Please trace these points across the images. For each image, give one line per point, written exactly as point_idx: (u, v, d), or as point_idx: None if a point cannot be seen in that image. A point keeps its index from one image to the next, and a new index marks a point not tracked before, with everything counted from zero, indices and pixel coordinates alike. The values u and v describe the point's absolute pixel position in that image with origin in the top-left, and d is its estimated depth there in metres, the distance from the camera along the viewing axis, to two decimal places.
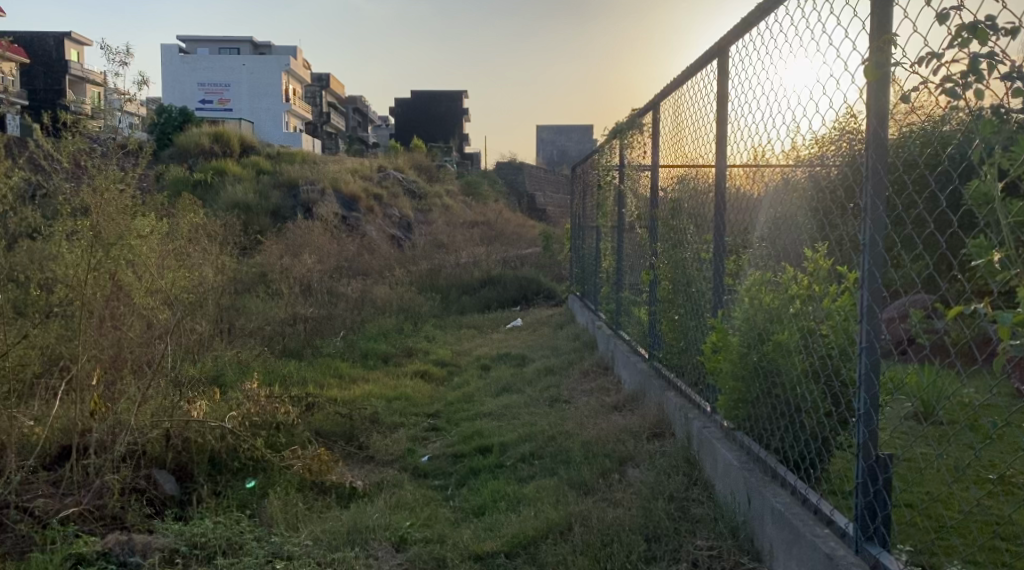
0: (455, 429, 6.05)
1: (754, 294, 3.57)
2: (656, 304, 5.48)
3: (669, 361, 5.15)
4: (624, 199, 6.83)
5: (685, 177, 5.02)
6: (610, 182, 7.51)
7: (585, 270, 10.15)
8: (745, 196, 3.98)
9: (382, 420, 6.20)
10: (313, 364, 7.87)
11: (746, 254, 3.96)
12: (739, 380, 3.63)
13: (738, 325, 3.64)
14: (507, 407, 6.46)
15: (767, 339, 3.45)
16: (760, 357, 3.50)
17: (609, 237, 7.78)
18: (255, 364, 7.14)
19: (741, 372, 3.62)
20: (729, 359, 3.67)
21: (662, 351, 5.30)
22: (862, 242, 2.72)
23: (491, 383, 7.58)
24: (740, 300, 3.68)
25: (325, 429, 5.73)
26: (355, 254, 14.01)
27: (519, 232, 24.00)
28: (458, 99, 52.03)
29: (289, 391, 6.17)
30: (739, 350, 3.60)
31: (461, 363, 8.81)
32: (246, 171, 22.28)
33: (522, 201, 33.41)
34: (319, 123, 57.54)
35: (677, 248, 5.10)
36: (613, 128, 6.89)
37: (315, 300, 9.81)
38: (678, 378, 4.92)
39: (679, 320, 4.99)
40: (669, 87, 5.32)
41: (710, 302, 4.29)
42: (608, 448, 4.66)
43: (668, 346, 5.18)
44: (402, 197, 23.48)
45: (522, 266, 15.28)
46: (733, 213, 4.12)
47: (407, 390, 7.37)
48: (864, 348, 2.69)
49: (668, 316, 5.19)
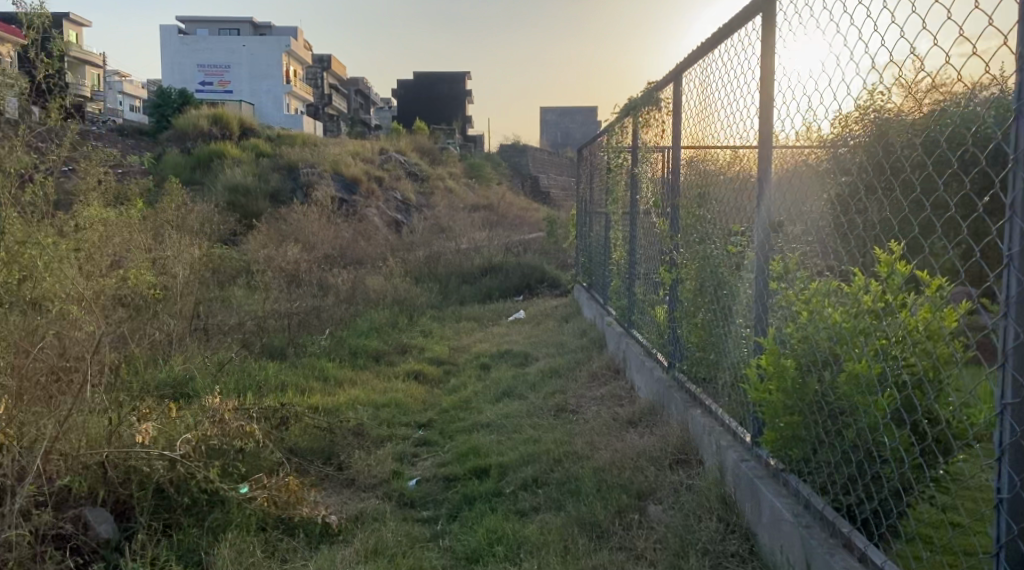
0: (450, 443, 5.39)
1: (814, 309, 2.86)
2: (678, 306, 4.80)
3: (694, 373, 4.46)
4: (638, 185, 6.15)
5: (711, 160, 4.35)
6: (622, 165, 6.80)
7: (592, 259, 9.46)
8: (796, 179, 3.30)
9: (367, 433, 5.54)
10: (297, 366, 7.20)
11: (796, 255, 3.24)
12: (795, 412, 2.95)
13: (795, 346, 2.94)
14: (507, 417, 5.80)
15: (838, 367, 2.76)
16: (826, 388, 2.81)
17: (620, 225, 7.08)
18: (231, 368, 6.47)
19: (797, 404, 2.94)
20: (781, 389, 2.97)
21: (685, 361, 4.61)
22: (1005, 253, 2.13)
23: (491, 386, 6.90)
24: (796, 315, 2.98)
25: (299, 446, 5.07)
26: (350, 242, 13.29)
27: (522, 216, 23.27)
28: (460, 80, 51.09)
29: (260, 402, 5.52)
30: (804, 381, 2.90)
31: (459, 361, 8.13)
32: (241, 153, 21.54)
33: (526, 184, 32.64)
34: (320, 105, 56.70)
35: (704, 241, 4.40)
36: (626, 105, 6.18)
37: (303, 292, 9.12)
38: (706, 394, 4.24)
39: (706, 326, 4.29)
40: (694, 54, 4.58)
41: (750, 315, 3.57)
42: (625, 477, 3.99)
43: (692, 354, 4.51)
44: (404, 180, 22.76)
45: (525, 252, 14.56)
46: (785, 203, 3.37)
47: (399, 395, 6.70)
48: (1004, 406, 2.13)
49: (692, 319, 4.50)
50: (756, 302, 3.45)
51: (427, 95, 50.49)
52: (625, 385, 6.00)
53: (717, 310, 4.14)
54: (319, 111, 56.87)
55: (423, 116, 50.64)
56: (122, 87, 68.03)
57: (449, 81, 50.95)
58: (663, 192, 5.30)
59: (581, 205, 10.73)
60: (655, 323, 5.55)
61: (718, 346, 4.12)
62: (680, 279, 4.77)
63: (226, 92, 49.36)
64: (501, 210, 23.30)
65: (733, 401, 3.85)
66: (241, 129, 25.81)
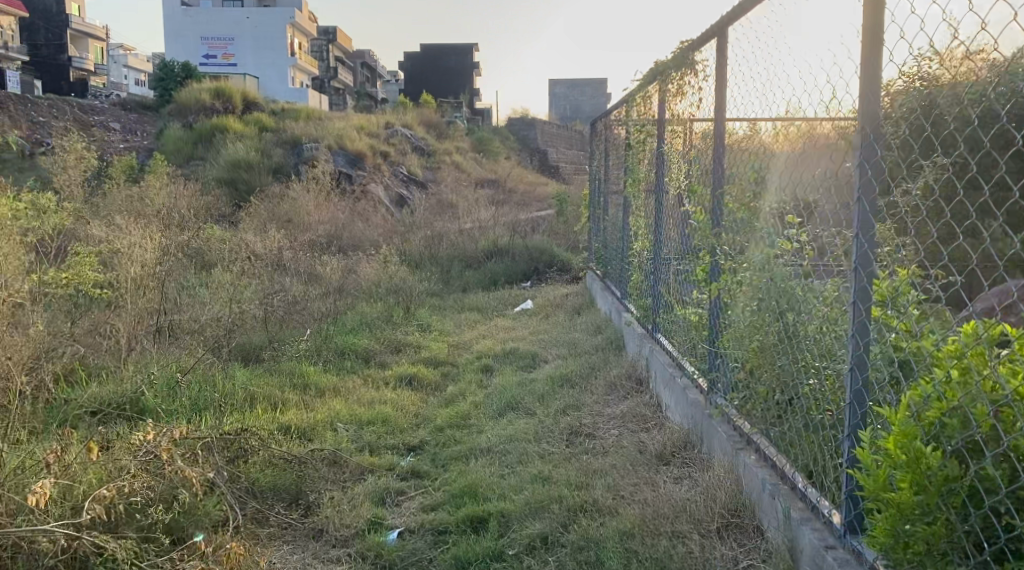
0: (442, 476, 4.53)
1: (980, 387, 2.32)
2: (720, 317, 3.92)
3: (745, 409, 3.52)
4: (666, 164, 5.26)
5: (771, 135, 3.50)
6: (645, 141, 5.89)
7: (607, 244, 8.56)
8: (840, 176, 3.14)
9: (345, 462, 4.66)
10: (271, 373, 6.35)
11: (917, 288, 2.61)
12: (932, 520, 2.35)
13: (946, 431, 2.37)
14: (510, 439, 4.94)
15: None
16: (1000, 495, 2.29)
17: (640, 209, 6.19)
18: (191, 377, 5.63)
19: (935, 511, 2.35)
20: (919, 488, 2.35)
21: (731, 391, 3.68)
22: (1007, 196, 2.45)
23: (493, 396, 6.01)
24: (936, 386, 2.40)
25: (259, 485, 4.18)
26: (347, 222, 12.39)
27: (530, 192, 22.27)
28: (468, 52, 49.77)
29: (214, 427, 4.64)
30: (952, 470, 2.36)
31: (458, 362, 7.24)
32: (242, 128, 20.60)
33: (534, 159, 31.62)
34: (326, 79, 55.59)
35: (758, 240, 3.48)
36: (652, 69, 5.26)
37: (287, 282, 8.26)
38: (764, 437, 3.34)
39: (763, 348, 3.39)
40: (742, 7, 3.67)
41: (848, 352, 2.78)
42: (661, 548, 3.11)
43: (740, 378, 3.59)
44: (410, 154, 21.82)
45: (534, 233, 13.60)
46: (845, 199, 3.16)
47: (387, 407, 5.83)
48: None
49: (739, 339, 3.58)
50: (855, 335, 2.73)
51: (434, 67, 49.28)
52: (651, 400, 5.12)
53: (777, 325, 3.30)
54: (324, 83, 55.66)
55: (429, 89, 49.43)
56: (127, 60, 66.92)
57: (456, 53, 49.67)
58: (699, 172, 4.43)
59: (595, 184, 9.78)
60: (688, 331, 4.66)
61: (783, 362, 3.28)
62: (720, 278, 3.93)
63: (230, 65, 48.27)
64: (508, 187, 22.27)
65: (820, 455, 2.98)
66: (244, 102, 24.84)
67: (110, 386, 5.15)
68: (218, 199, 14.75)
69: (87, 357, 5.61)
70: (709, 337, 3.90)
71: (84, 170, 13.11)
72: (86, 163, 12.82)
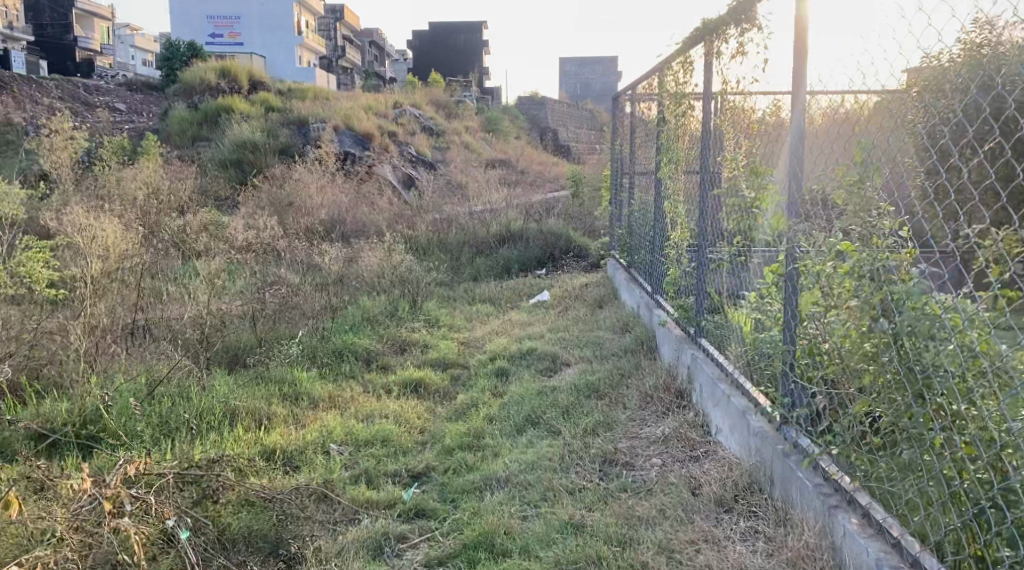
0: (451, 516, 3.81)
1: None
2: (790, 320, 3.28)
3: (849, 458, 2.92)
4: (713, 142, 4.55)
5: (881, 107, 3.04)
6: (685, 113, 5.15)
7: (632, 230, 7.83)
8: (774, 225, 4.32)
9: (337, 498, 3.92)
10: (258, 381, 5.61)
11: None
12: None
13: None
14: (533, 465, 4.19)
15: None
16: None
17: (673, 194, 5.50)
18: (166, 390, 4.93)
19: None
20: None
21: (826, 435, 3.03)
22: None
23: (511, 406, 5.30)
24: None
25: (228, 536, 3.50)
26: (352, 206, 11.63)
27: (543, 173, 21.41)
28: (477, 30, 48.58)
29: (181, 459, 3.95)
30: None
31: (470, 363, 6.53)
32: (246, 107, 19.83)
33: (546, 139, 30.65)
34: (333, 58, 54.61)
35: (865, 247, 2.82)
36: (697, 29, 4.48)
37: (282, 273, 7.52)
38: (879, 509, 2.78)
39: (875, 376, 2.79)
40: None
41: None
42: None
43: (844, 415, 2.95)
44: (419, 134, 21.04)
45: (549, 215, 12.79)
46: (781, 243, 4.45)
47: (389, 423, 5.08)
48: None
49: (835, 359, 2.93)
50: None
51: (442, 45, 48.28)
52: (695, 418, 4.40)
53: (897, 352, 2.73)
54: (332, 63, 54.68)
55: (438, 67, 48.36)
56: (133, 41, 66.04)
57: (465, 31, 48.52)
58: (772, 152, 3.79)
59: (617, 165, 9.01)
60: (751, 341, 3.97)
61: (913, 399, 2.69)
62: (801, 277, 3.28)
63: (235, 43, 47.45)
64: (519, 168, 21.43)
65: (973, 546, 2.53)
66: (248, 81, 24.03)
67: (66, 403, 4.45)
68: (217, 183, 14.00)
69: (46, 371, 4.89)
70: (783, 345, 3.26)
71: (73, 153, 12.40)
72: (74, 146, 12.11)
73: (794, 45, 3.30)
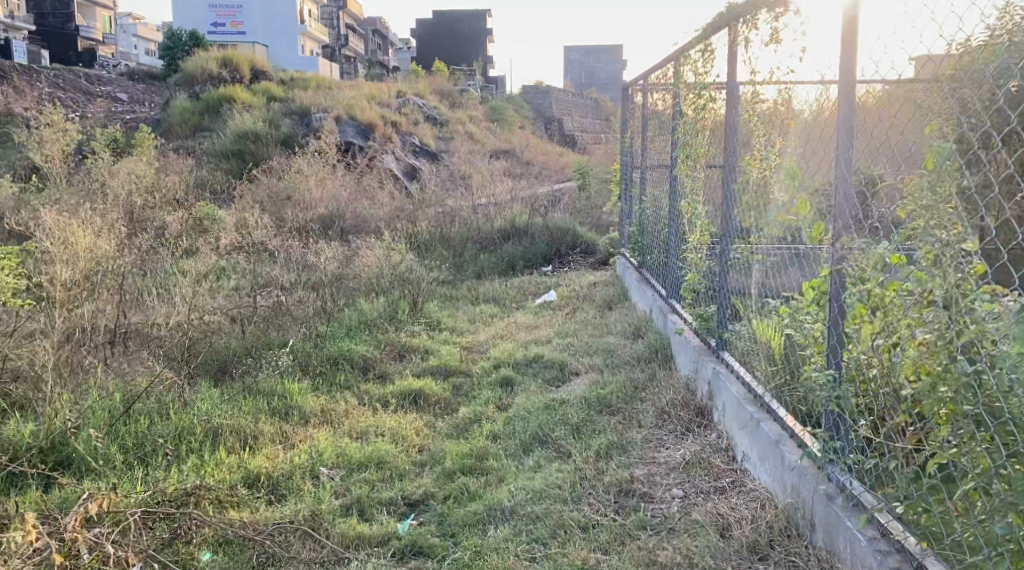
0: (451, 555, 3.45)
1: None
2: (834, 337, 2.93)
3: (916, 518, 2.61)
4: (738, 136, 4.19)
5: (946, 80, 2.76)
6: (703, 104, 4.78)
7: (643, 227, 7.46)
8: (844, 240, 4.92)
9: (325, 533, 3.57)
10: (245, 393, 5.24)
11: None
12: None
13: None
14: (541, 494, 3.82)
15: None
16: None
17: (689, 190, 5.15)
18: (144, 407, 4.56)
19: None
20: None
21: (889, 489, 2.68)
22: None
23: (516, 422, 4.92)
24: None
25: None
26: (352, 200, 11.24)
27: (549, 164, 20.99)
28: (481, 19, 48.08)
29: (155, 491, 3.61)
30: None
31: (473, 371, 6.16)
32: (247, 97, 19.43)
33: (551, 129, 30.19)
34: (336, 48, 54.15)
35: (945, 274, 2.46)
36: (721, 15, 4.08)
37: (276, 274, 7.16)
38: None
39: (956, 428, 2.46)
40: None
41: None
42: None
43: (916, 471, 2.62)
44: (422, 124, 20.63)
45: (556, 208, 12.39)
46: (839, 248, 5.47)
47: (385, 441, 4.71)
48: None
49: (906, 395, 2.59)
50: None
51: (446, 34, 47.80)
52: (718, 441, 4.05)
53: (985, 403, 2.40)
54: (336, 53, 54.21)
55: (442, 57, 47.87)
56: (135, 30, 65.47)
57: (469, 20, 48.02)
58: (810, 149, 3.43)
59: (626, 158, 8.62)
60: (784, 359, 3.60)
61: (1005, 455, 2.38)
62: (847, 289, 2.90)
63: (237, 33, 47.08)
64: (524, 159, 21.04)
65: None
66: (249, 70, 23.60)
67: (31, 425, 4.08)
68: (215, 177, 13.63)
69: (14, 387, 4.53)
70: (829, 373, 2.91)
71: (65, 146, 12.02)
72: (66, 139, 11.72)
73: (842, 33, 2.93)
